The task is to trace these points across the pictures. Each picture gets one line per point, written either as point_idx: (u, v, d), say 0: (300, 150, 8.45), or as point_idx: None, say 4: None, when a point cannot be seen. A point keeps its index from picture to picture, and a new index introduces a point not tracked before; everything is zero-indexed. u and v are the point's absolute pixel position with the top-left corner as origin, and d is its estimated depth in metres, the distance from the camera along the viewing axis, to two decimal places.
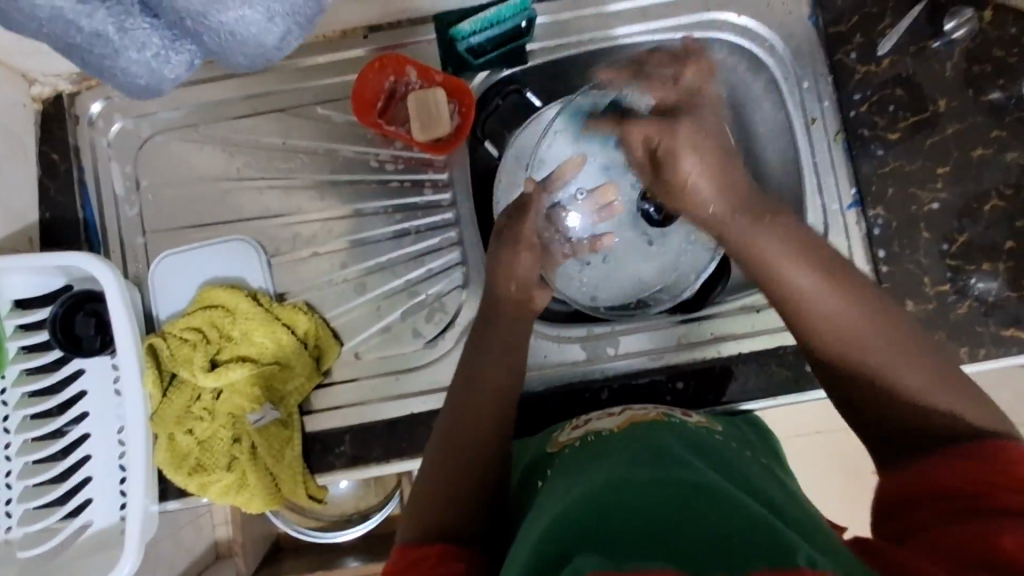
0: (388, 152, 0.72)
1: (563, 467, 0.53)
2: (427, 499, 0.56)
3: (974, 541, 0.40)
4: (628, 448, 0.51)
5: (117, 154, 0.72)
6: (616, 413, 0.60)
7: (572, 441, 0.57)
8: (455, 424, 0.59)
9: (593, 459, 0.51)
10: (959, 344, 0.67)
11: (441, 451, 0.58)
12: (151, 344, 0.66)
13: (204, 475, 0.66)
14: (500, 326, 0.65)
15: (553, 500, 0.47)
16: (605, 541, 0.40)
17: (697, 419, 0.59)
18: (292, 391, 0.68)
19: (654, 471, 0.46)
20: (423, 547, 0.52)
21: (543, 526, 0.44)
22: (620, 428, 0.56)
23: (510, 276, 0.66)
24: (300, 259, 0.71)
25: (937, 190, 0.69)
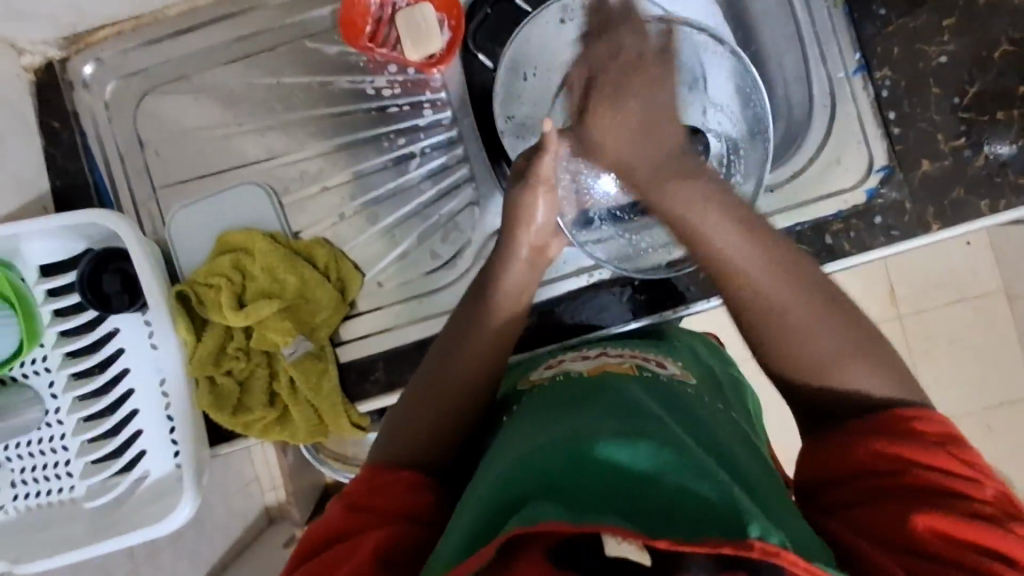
0: (382, 79, 0.72)
1: (527, 409, 0.52)
2: (410, 426, 0.54)
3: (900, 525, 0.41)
4: (602, 393, 0.49)
5: (115, 115, 0.72)
6: (592, 357, 0.59)
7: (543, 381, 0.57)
8: (444, 357, 0.57)
9: (560, 403, 0.49)
10: (978, 198, 0.66)
11: (423, 388, 0.56)
12: (179, 291, 0.67)
13: (248, 414, 0.67)
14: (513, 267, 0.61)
15: (514, 436, 0.48)
16: (564, 493, 0.40)
17: (673, 372, 0.57)
18: (322, 323, 0.68)
19: (620, 418, 0.45)
20: (396, 472, 0.51)
21: (500, 471, 0.44)
22: (589, 374, 0.54)
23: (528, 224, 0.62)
24: (311, 196, 0.72)
25: (944, 44, 0.67)
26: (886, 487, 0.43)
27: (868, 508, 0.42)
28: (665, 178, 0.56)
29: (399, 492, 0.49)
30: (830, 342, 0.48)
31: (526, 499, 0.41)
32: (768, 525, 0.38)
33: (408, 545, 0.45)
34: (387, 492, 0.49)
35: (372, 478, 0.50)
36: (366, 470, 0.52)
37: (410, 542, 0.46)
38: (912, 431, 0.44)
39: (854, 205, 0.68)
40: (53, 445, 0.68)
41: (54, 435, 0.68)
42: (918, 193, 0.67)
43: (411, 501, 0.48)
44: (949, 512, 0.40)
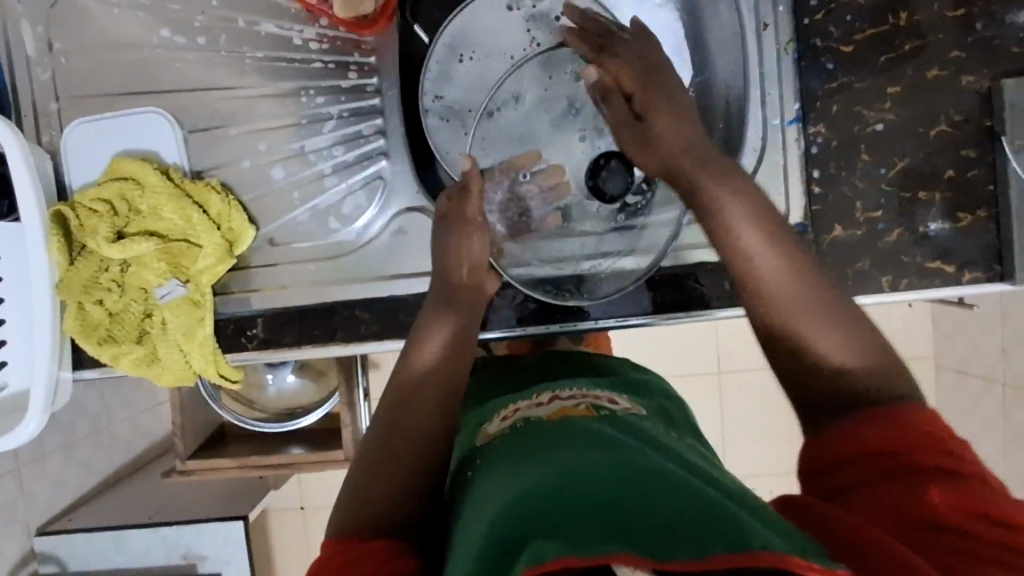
0: (313, 30, 0.68)
1: (497, 453, 0.53)
2: (373, 493, 0.53)
3: (912, 499, 0.41)
4: (570, 433, 0.50)
5: (28, 12, 0.68)
6: (546, 403, 0.58)
7: (500, 432, 0.56)
8: (393, 421, 0.58)
9: (536, 447, 0.49)
10: (882, 273, 0.66)
11: (378, 458, 0.56)
12: (58, 211, 0.65)
13: (114, 346, 0.66)
14: (455, 310, 0.63)
15: (505, 479, 0.48)
16: (561, 532, 0.39)
17: (624, 406, 0.59)
18: (202, 272, 0.65)
19: (598, 453, 0.46)
20: (366, 543, 0.49)
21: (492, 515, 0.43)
22: (551, 418, 0.54)
23: (463, 257, 0.64)
24: (220, 137, 0.69)
25: (884, 111, 0.65)
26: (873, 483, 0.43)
27: (873, 491, 0.43)
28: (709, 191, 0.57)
29: (381, 556, 0.47)
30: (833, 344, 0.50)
31: (525, 541, 0.40)
32: (772, 536, 0.37)
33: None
34: (363, 561, 0.47)
35: (348, 550, 0.48)
36: (334, 543, 0.49)
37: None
38: (902, 413, 0.45)
39: None
40: None
41: None
42: (823, 257, 0.66)
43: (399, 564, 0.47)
44: (942, 484, 0.41)
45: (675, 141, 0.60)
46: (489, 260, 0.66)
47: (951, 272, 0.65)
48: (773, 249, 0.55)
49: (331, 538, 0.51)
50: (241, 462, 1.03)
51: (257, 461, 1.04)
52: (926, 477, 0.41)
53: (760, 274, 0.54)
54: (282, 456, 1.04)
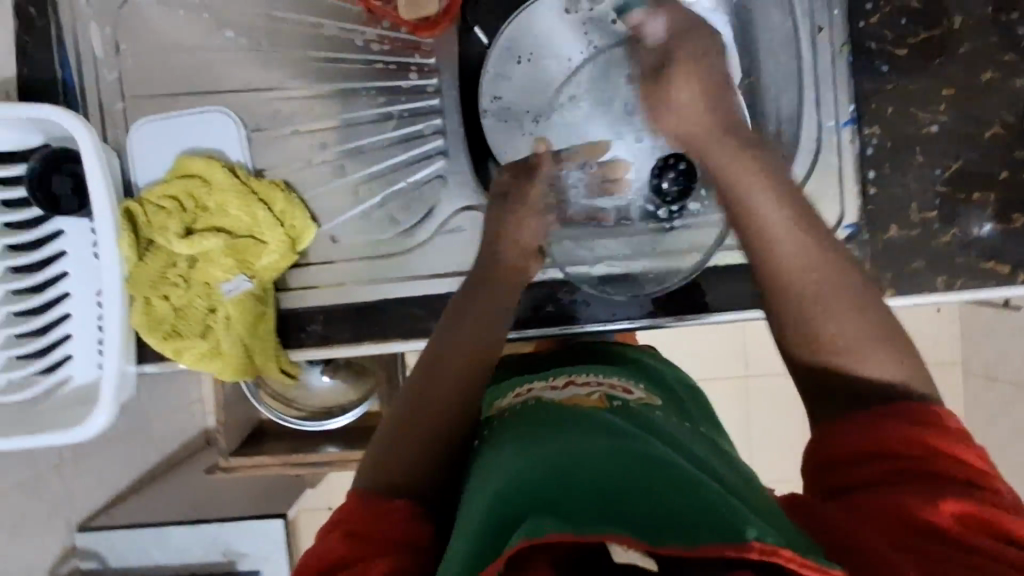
0: (375, 32, 0.70)
1: (506, 428, 0.54)
2: (393, 454, 0.53)
3: (923, 506, 0.40)
4: (580, 415, 0.52)
5: (95, 13, 0.70)
6: (559, 387, 0.60)
7: (512, 406, 0.58)
8: (421, 388, 0.56)
9: (545, 425, 0.51)
10: (936, 273, 0.67)
11: (400, 423, 0.55)
12: (128, 208, 0.66)
13: (179, 341, 0.67)
14: (492, 285, 0.61)
15: (506, 454, 0.49)
16: (560, 508, 0.41)
17: (638, 396, 0.59)
18: (266, 267, 0.67)
19: (606, 435, 0.48)
20: (381, 501, 0.49)
21: (494, 488, 0.45)
22: (561, 402, 0.55)
23: (507, 238, 0.63)
24: (280, 136, 0.70)
25: (938, 113, 0.66)
26: (874, 484, 0.43)
27: (881, 492, 0.42)
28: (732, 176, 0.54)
29: (392, 524, 0.47)
30: (853, 329, 0.49)
31: (521, 517, 0.42)
32: (764, 527, 0.39)
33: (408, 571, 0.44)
34: (379, 519, 0.47)
35: (357, 512, 0.48)
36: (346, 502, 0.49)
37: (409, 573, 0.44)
38: (918, 414, 0.44)
39: None
40: None
41: None
42: (877, 256, 0.67)
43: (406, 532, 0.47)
44: (953, 497, 0.40)
45: (682, 127, 0.55)
46: (539, 243, 0.65)
47: (1005, 272, 0.66)
48: (797, 239, 0.52)
49: (349, 492, 0.51)
50: (283, 460, 1.05)
51: (299, 459, 1.06)
52: (940, 486, 0.41)
53: (775, 251, 0.52)
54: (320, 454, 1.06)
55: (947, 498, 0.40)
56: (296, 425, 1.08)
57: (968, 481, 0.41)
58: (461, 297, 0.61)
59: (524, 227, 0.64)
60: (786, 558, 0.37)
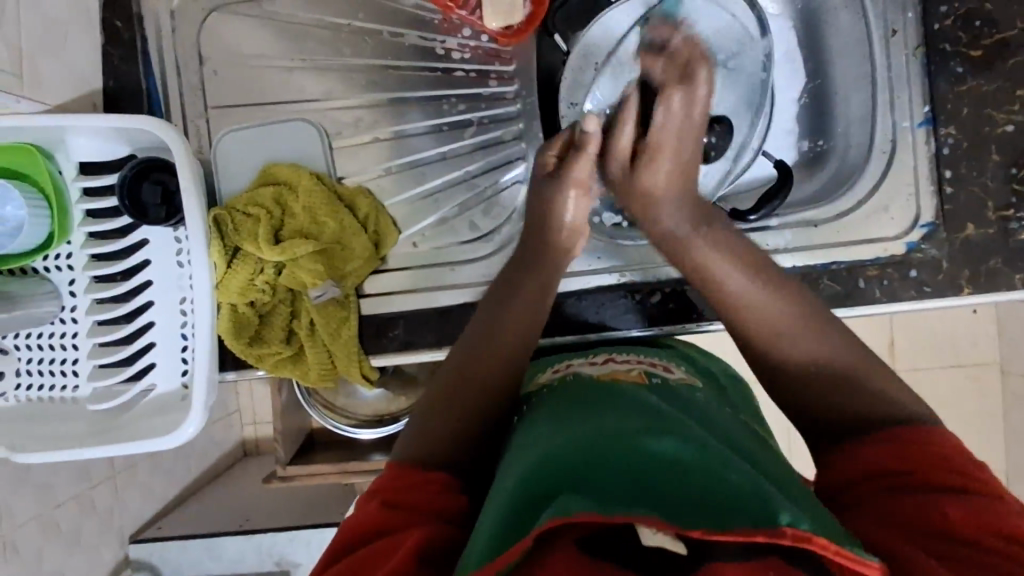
0: (454, 41, 0.71)
1: (543, 404, 0.56)
2: (432, 419, 0.57)
3: (927, 511, 0.44)
4: (613, 395, 0.54)
5: (180, 26, 0.71)
6: (598, 362, 0.63)
7: (551, 381, 0.61)
8: (461, 356, 0.60)
9: (581, 407, 0.52)
10: (1013, 270, 0.67)
11: (441, 393, 0.59)
12: (216, 216, 0.66)
13: (263, 347, 0.68)
14: (534, 264, 0.64)
15: (540, 433, 0.50)
16: (594, 489, 0.42)
17: (680, 377, 0.62)
18: (352, 272, 0.68)
19: (641, 416, 0.49)
20: (420, 471, 0.52)
21: (527, 463, 0.47)
22: (601, 378, 0.58)
23: (547, 207, 0.64)
24: (361, 144, 0.71)
25: (1013, 113, 0.67)
26: (885, 493, 0.47)
27: (886, 503, 0.46)
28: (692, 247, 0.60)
29: (433, 491, 0.50)
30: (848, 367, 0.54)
31: (554, 494, 0.43)
32: (799, 514, 0.41)
33: (443, 541, 0.47)
34: (414, 490, 0.50)
35: (404, 479, 0.51)
36: (390, 469, 0.53)
37: (444, 541, 0.47)
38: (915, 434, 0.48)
39: (891, 254, 0.69)
40: (66, 342, 0.69)
41: (68, 333, 0.69)
42: (954, 255, 0.68)
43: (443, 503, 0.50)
44: (956, 503, 0.44)
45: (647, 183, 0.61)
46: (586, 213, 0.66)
47: None
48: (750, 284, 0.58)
49: (387, 466, 0.54)
50: (340, 468, 1.06)
51: (356, 467, 1.06)
52: (943, 493, 0.45)
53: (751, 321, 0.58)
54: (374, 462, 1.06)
55: (953, 504, 0.44)
56: (350, 434, 1.08)
57: (975, 490, 0.45)
58: (507, 274, 0.64)
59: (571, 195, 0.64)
60: (819, 545, 0.38)
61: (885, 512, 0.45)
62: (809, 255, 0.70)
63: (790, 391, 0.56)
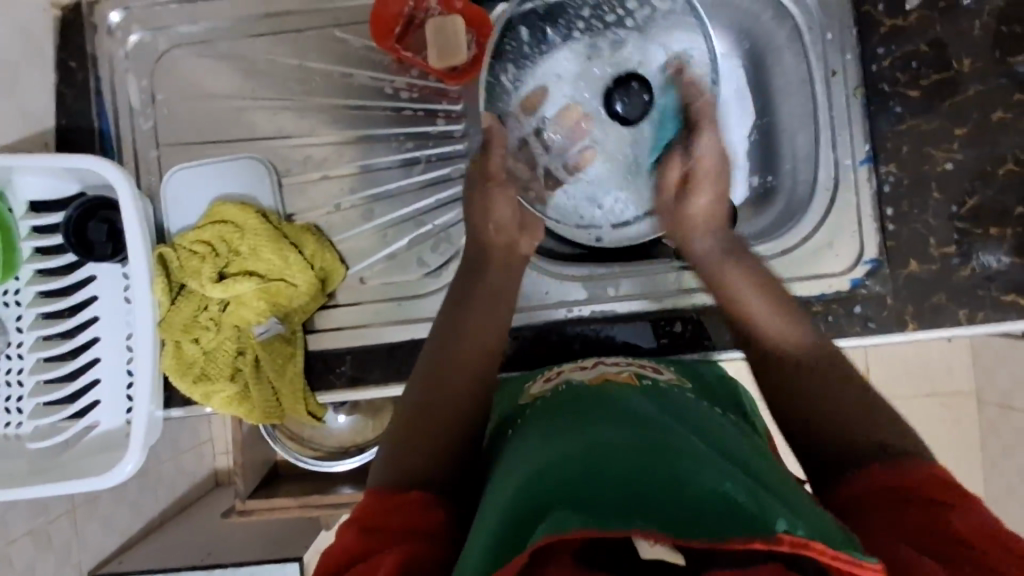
0: (403, 80, 0.72)
1: (533, 419, 0.55)
2: (415, 443, 0.55)
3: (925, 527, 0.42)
4: (606, 404, 0.53)
5: (133, 66, 0.72)
6: (589, 366, 0.62)
7: (543, 392, 0.60)
8: (431, 376, 0.60)
9: (572, 419, 0.52)
10: (957, 306, 0.67)
11: (414, 409, 0.58)
12: (161, 253, 0.67)
13: (208, 384, 0.67)
14: (491, 272, 0.66)
15: (531, 451, 0.49)
16: (589, 502, 0.42)
17: (668, 377, 0.61)
18: (297, 309, 0.69)
19: (632, 426, 0.49)
20: (400, 492, 0.50)
21: (520, 479, 0.46)
22: (592, 383, 0.58)
23: (489, 216, 0.67)
24: (311, 181, 0.72)
25: (952, 151, 0.68)
26: (887, 507, 0.44)
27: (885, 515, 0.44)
28: (723, 260, 0.64)
29: (408, 512, 0.48)
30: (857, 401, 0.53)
31: (549, 510, 0.42)
32: (794, 520, 0.40)
33: (431, 561, 0.45)
34: (397, 511, 0.49)
35: (383, 500, 0.50)
36: (371, 493, 0.51)
37: (436, 559, 0.46)
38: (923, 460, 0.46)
39: (838, 289, 0.70)
40: (8, 379, 0.68)
41: (12, 369, 0.68)
42: (900, 292, 0.68)
43: (429, 518, 0.48)
44: (959, 516, 0.42)
45: (707, 208, 0.65)
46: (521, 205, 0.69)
47: None
48: (788, 325, 0.59)
49: (369, 489, 0.53)
50: (299, 502, 1.04)
51: (316, 501, 1.05)
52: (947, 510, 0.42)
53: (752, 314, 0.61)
54: (337, 496, 1.05)
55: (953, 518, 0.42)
56: (313, 466, 1.06)
57: (977, 507, 0.42)
58: (460, 283, 0.66)
59: (506, 204, 0.67)
60: (817, 550, 0.37)
61: (884, 522, 0.43)
62: None
63: (818, 396, 0.54)
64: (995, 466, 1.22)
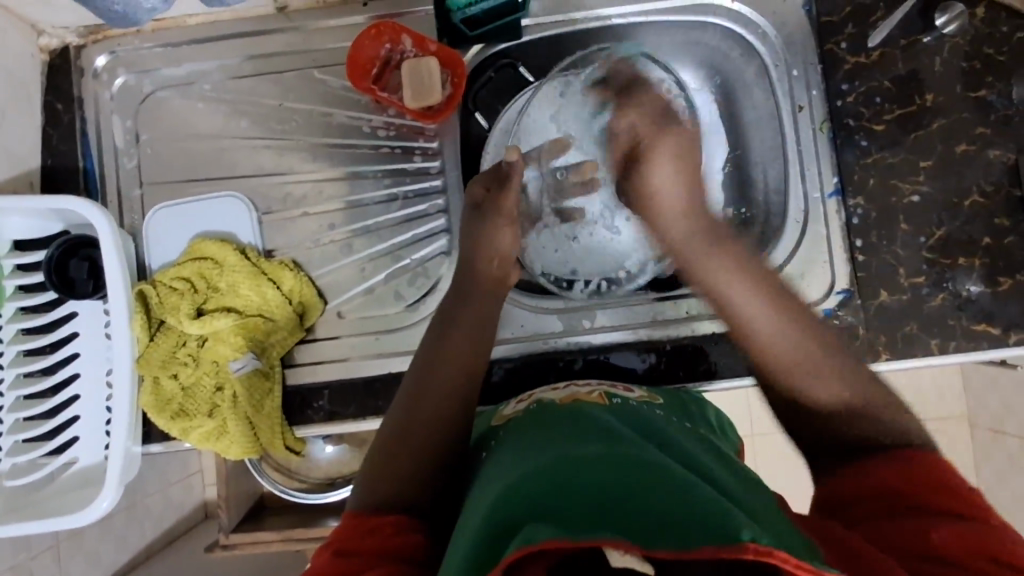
0: (381, 119, 0.74)
1: (511, 439, 0.55)
2: (391, 471, 0.56)
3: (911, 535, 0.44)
4: (577, 424, 0.53)
5: (118, 107, 0.74)
6: (561, 387, 0.63)
7: (516, 413, 0.60)
8: (410, 402, 0.60)
9: (546, 438, 0.52)
10: (929, 336, 0.68)
11: (397, 431, 0.58)
12: (141, 290, 0.69)
13: (186, 420, 0.68)
14: (475, 301, 0.67)
15: (505, 471, 0.49)
16: (557, 515, 0.41)
17: (639, 394, 0.62)
18: (275, 344, 0.70)
19: (601, 445, 0.48)
20: (380, 515, 0.52)
21: (494, 498, 0.46)
22: (565, 402, 0.58)
23: (493, 247, 0.69)
24: (291, 218, 0.74)
25: (918, 183, 0.69)
26: (876, 513, 0.46)
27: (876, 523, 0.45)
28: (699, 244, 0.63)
29: (384, 534, 0.49)
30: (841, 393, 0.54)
31: (519, 526, 0.41)
32: (758, 529, 0.39)
33: None
34: (370, 534, 0.50)
35: (360, 524, 0.51)
36: (349, 517, 0.52)
37: None
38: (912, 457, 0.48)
39: None
40: None
41: None
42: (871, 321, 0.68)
43: (400, 541, 0.49)
44: (948, 523, 0.43)
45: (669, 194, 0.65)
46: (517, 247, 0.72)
47: (998, 334, 0.67)
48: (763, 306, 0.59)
49: (345, 515, 0.53)
50: (283, 535, 1.04)
51: (299, 535, 1.04)
52: (934, 517, 0.44)
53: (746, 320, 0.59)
54: (323, 528, 1.04)
55: (937, 527, 0.43)
56: (299, 499, 1.05)
57: (970, 514, 0.43)
58: (446, 311, 0.66)
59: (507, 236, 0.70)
60: (781, 559, 0.36)
61: (876, 523, 0.45)
62: None
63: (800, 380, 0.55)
64: (989, 492, 1.21)
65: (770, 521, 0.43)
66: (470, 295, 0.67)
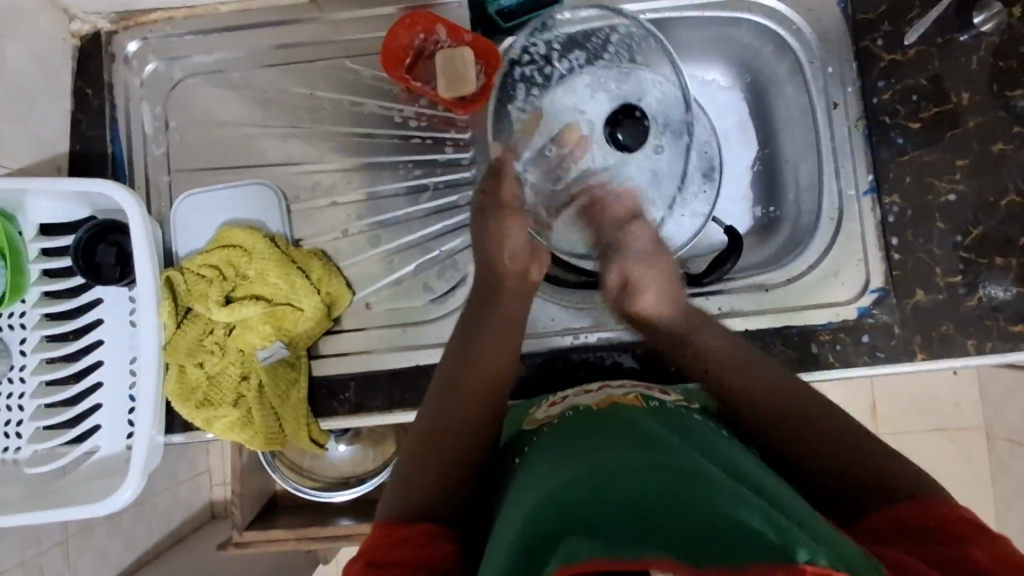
0: (411, 110, 0.74)
1: (546, 444, 0.54)
2: (425, 470, 0.55)
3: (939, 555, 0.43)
4: (612, 431, 0.51)
5: (147, 94, 0.74)
6: (593, 391, 0.61)
7: (550, 418, 0.59)
8: (443, 406, 0.59)
9: (581, 446, 0.50)
10: (965, 336, 0.67)
11: (426, 435, 0.58)
12: (168, 277, 0.68)
13: (210, 409, 0.67)
14: (507, 300, 0.65)
15: (540, 479, 0.47)
16: (599, 530, 0.39)
17: (674, 399, 0.61)
18: (302, 334, 0.69)
19: (642, 455, 0.46)
20: (414, 521, 0.50)
21: (529, 509, 0.44)
22: (598, 407, 0.57)
23: (504, 244, 0.68)
24: (318, 208, 0.73)
25: (954, 182, 0.69)
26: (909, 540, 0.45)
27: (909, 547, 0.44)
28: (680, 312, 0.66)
29: (414, 545, 0.48)
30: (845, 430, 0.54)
31: (559, 538, 0.40)
32: (815, 547, 0.37)
33: None
34: (402, 544, 0.48)
35: (393, 531, 0.49)
36: (379, 526, 0.51)
37: None
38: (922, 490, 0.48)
39: (843, 318, 0.69)
40: (9, 404, 0.67)
41: (13, 393, 0.67)
42: (906, 322, 0.67)
43: (433, 550, 0.48)
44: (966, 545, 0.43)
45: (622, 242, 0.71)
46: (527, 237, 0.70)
47: None
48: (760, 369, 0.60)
49: (373, 524, 0.52)
50: (297, 534, 1.02)
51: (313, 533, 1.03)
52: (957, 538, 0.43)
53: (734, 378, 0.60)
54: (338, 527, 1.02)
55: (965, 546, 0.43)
56: (312, 497, 1.03)
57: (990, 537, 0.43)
58: (475, 309, 0.65)
59: (515, 229, 0.68)
60: None
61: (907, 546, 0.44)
62: (770, 319, 0.70)
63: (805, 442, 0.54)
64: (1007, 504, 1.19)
65: (825, 535, 0.41)
66: (503, 295, 0.65)
